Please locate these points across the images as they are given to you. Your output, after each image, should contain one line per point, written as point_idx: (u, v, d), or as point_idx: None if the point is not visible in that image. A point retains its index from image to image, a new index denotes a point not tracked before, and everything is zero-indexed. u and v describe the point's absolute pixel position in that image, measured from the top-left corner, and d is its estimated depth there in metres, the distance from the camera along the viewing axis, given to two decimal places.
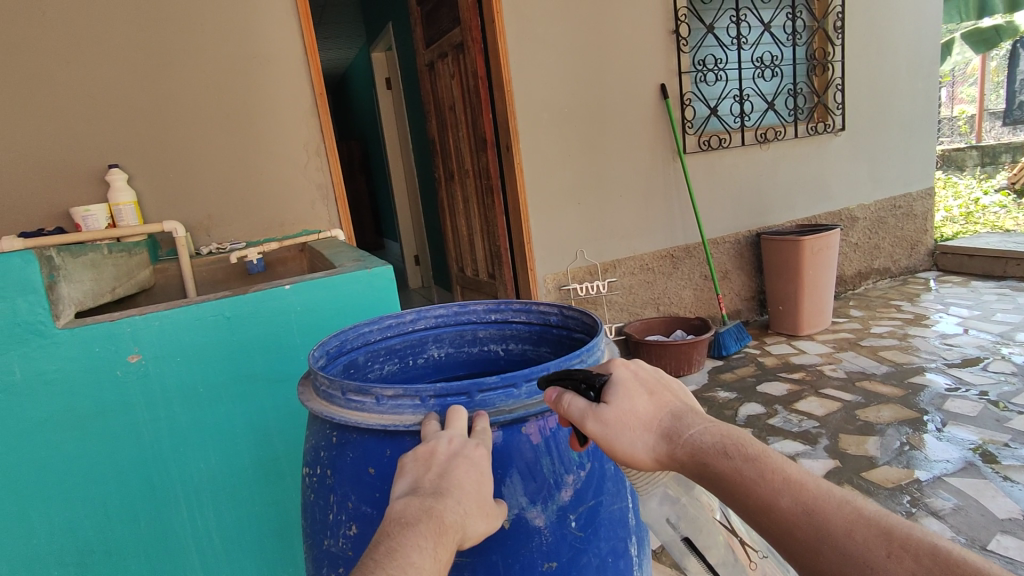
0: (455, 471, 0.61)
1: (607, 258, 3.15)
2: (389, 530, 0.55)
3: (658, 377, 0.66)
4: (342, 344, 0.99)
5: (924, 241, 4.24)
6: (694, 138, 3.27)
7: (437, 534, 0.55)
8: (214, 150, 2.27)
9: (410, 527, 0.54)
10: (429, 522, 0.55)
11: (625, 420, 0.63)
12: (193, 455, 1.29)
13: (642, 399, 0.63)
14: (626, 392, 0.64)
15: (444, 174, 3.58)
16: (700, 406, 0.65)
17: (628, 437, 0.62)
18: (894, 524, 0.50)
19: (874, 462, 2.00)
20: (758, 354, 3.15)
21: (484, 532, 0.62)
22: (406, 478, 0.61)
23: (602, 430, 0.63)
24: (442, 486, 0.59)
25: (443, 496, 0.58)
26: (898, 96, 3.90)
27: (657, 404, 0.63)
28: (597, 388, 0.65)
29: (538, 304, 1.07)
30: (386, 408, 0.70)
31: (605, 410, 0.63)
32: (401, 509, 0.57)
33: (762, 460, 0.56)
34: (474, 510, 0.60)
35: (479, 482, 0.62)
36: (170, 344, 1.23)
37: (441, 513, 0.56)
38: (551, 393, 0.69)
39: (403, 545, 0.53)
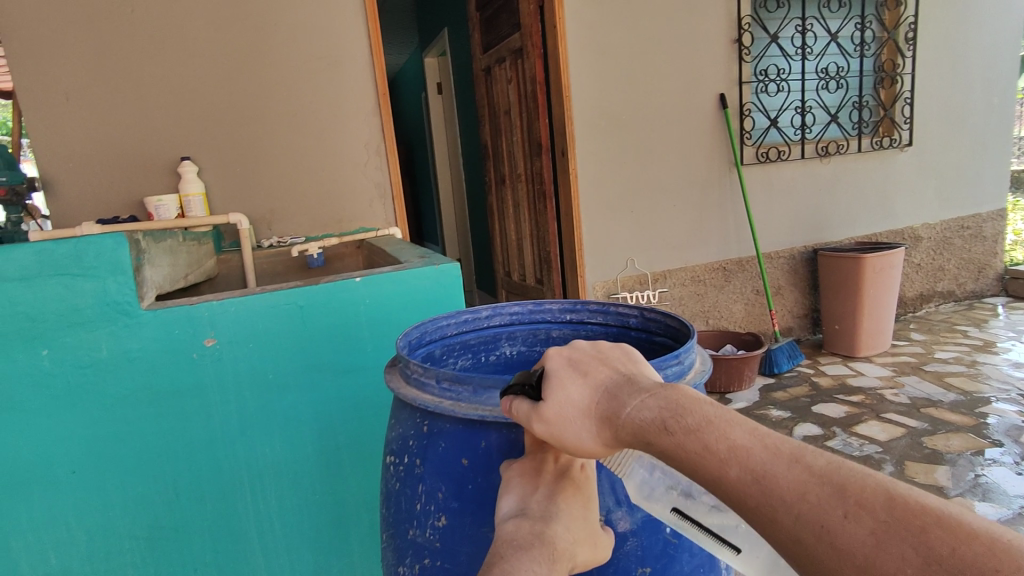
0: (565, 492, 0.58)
1: (658, 268, 3.10)
2: (502, 552, 0.53)
3: (594, 355, 0.56)
4: (422, 336, 0.99)
5: (992, 264, 4.04)
6: (752, 149, 3.20)
7: (552, 561, 0.53)
8: (279, 146, 2.32)
9: (524, 551, 0.52)
10: (542, 548, 0.53)
11: (564, 413, 0.53)
12: (258, 440, 1.30)
13: (574, 384, 0.53)
14: (558, 382, 0.54)
15: (495, 178, 3.60)
16: (647, 377, 0.53)
17: (573, 431, 0.52)
18: (847, 476, 0.40)
19: (944, 493, 1.90)
20: (812, 374, 3.04)
21: (588, 560, 0.59)
22: (512, 495, 0.59)
23: (548, 430, 0.54)
24: (553, 508, 0.56)
25: (552, 521, 0.55)
26: (971, 112, 3.74)
27: (592, 385, 0.53)
28: (533, 385, 0.56)
29: (617, 305, 1.05)
30: (483, 400, 0.68)
31: (542, 408, 0.54)
32: (513, 532, 0.54)
33: (705, 428, 0.45)
34: (582, 537, 0.58)
35: (588, 504, 0.60)
36: (244, 329, 1.25)
37: (553, 540, 0.54)
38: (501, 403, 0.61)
39: (519, 569, 0.51)
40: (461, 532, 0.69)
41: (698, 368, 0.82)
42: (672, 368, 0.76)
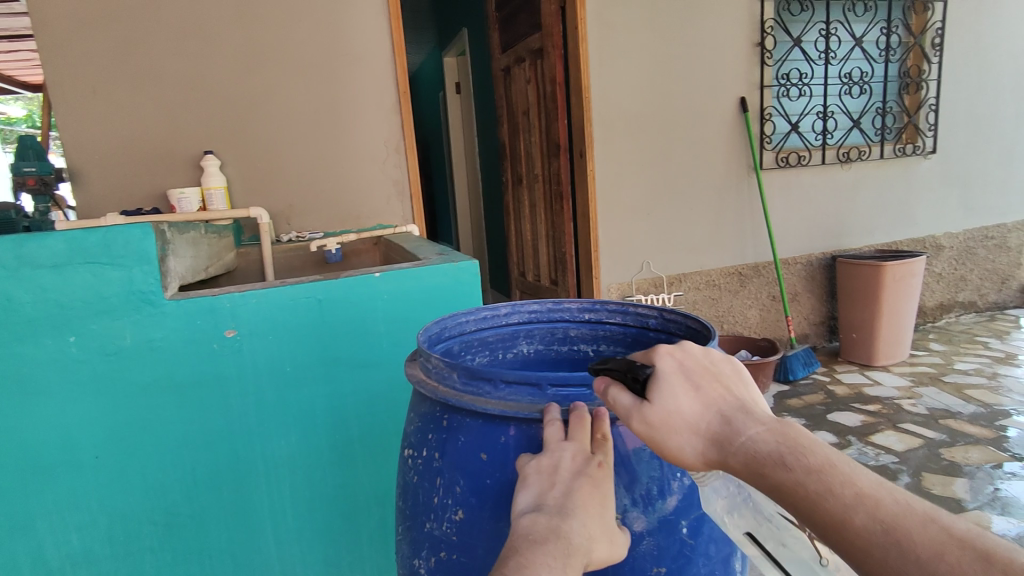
0: (579, 492, 0.58)
1: (673, 272, 3.08)
2: (517, 545, 0.53)
3: (709, 366, 0.55)
4: (441, 331, 1.00)
5: (1016, 275, 3.98)
6: (772, 154, 3.18)
7: (567, 556, 0.53)
8: (300, 142, 2.34)
9: (539, 545, 0.52)
10: (557, 542, 0.53)
11: (671, 422, 0.53)
12: (275, 431, 1.32)
13: (688, 395, 0.53)
14: (671, 387, 0.54)
15: (512, 178, 3.61)
16: (761, 404, 0.53)
17: (677, 440, 0.52)
18: (989, 543, 0.40)
19: (962, 505, 1.87)
20: (828, 382, 3.01)
21: (606, 558, 0.58)
22: (530, 490, 0.59)
23: (648, 433, 0.54)
24: (569, 505, 0.56)
25: (569, 516, 0.56)
26: (998, 120, 3.68)
27: (705, 402, 0.52)
28: (639, 381, 0.56)
29: (636, 305, 1.05)
30: (504, 395, 0.69)
31: (648, 410, 0.54)
32: (528, 525, 0.55)
33: (827, 471, 0.45)
34: (599, 534, 0.58)
35: (603, 502, 0.59)
36: (264, 322, 1.27)
37: (569, 535, 0.54)
38: (596, 384, 0.61)
39: (533, 562, 0.51)
40: (478, 526, 0.70)
41: None
42: None
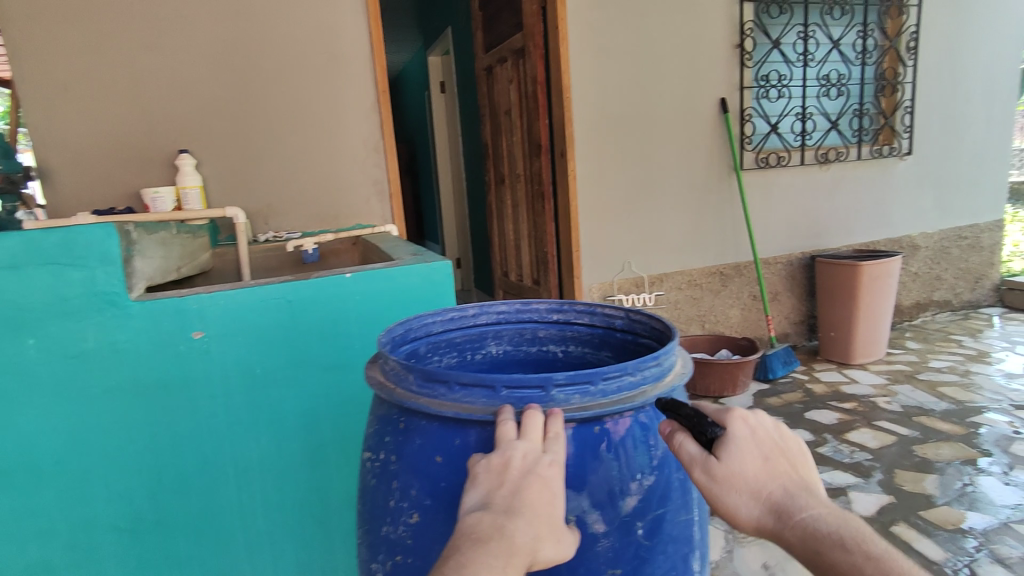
0: (528, 491, 0.59)
1: (654, 271, 3.09)
2: (460, 544, 0.54)
3: (781, 442, 0.61)
4: (406, 332, 1.00)
5: (990, 274, 4.06)
6: (752, 154, 3.20)
7: (508, 556, 0.53)
8: (278, 141, 2.33)
9: (481, 543, 0.53)
10: (500, 541, 0.54)
11: (735, 481, 0.59)
12: (244, 434, 1.31)
13: (757, 463, 0.59)
14: (742, 451, 0.60)
15: (494, 177, 3.60)
16: (820, 485, 0.59)
17: (736, 500, 0.59)
18: None
19: (932, 501, 1.91)
20: (807, 380, 3.04)
21: (552, 558, 0.59)
22: (478, 489, 0.60)
23: (708, 485, 0.61)
24: (516, 505, 0.57)
25: (514, 515, 0.56)
26: (972, 121, 3.74)
27: (771, 473, 0.59)
28: (709, 436, 0.62)
29: (603, 306, 1.06)
30: (459, 397, 0.70)
31: (715, 465, 0.60)
32: (474, 523, 0.55)
33: (885, 559, 0.52)
34: (545, 533, 0.58)
35: (551, 502, 0.60)
36: (233, 323, 1.26)
37: (513, 534, 0.55)
38: (664, 426, 0.67)
39: (473, 562, 0.52)
40: (433, 528, 0.71)
41: (679, 370, 0.82)
42: (650, 369, 0.76)
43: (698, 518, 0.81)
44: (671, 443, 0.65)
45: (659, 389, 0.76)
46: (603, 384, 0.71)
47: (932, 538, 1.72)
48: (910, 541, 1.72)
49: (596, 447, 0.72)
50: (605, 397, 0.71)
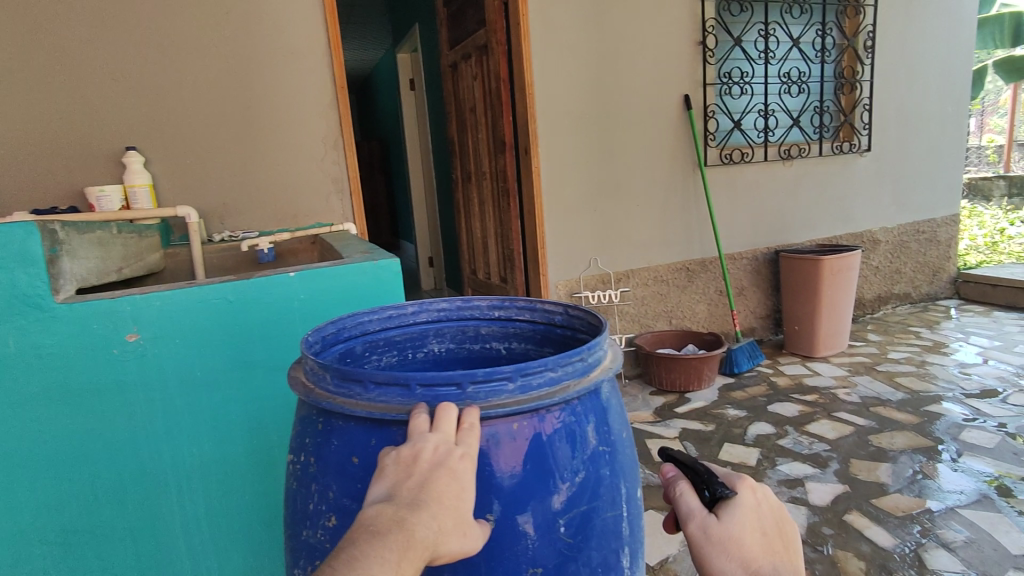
0: (435, 483, 0.57)
1: (621, 268, 3.09)
2: (356, 538, 0.51)
3: (776, 518, 0.70)
4: (339, 332, 0.98)
5: (946, 268, 4.19)
6: (716, 150, 3.22)
7: (405, 549, 0.51)
8: (232, 137, 2.27)
9: (379, 537, 0.51)
10: (398, 534, 0.52)
11: (727, 544, 0.68)
12: (184, 439, 1.28)
13: (752, 535, 0.68)
14: (741, 519, 0.68)
15: (461, 175, 3.58)
16: (796, 563, 0.69)
17: (724, 561, 0.67)
18: None
19: (884, 489, 1.96)
20: (771, 373, 3.08)
21: (457, 552, 0.57)
22: (384, 483, 0.58)
23: (702, 540, 0.69)
24: (422, 498, 0.56)
25: (418, 508, 0.54)
26: (928, 118, 3.84)
27: (762, 546, 0.68)
28: (716, 499, 0.69)
29: (543, 302, 1.05)
30: (374, 396, 0.68)
31: (713, 526, 0.68)
32: (373, 516, 0.53)
33: None
34: (451, 527, 0.57)
35: (460, 496, 0.59)
36: (170, 325, 1.23)
37: (413, 527, 0.53)
38: (671, 473, 0.74)
39: (366, 555, 0.49)
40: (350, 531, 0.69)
41: (605, 365, 0.81)
42: (572, 364, 0.75)
43: (626, 514, 0.80)
44: (675, 491, 0.73)
45: (580, 384, 0.75)
46: (521, 380, 0.70)
47: (883, 525, 1.77)
48: (862, 529, 1.75)
49: (515, 443, 0.71)
50: (523, 392, 0.70)
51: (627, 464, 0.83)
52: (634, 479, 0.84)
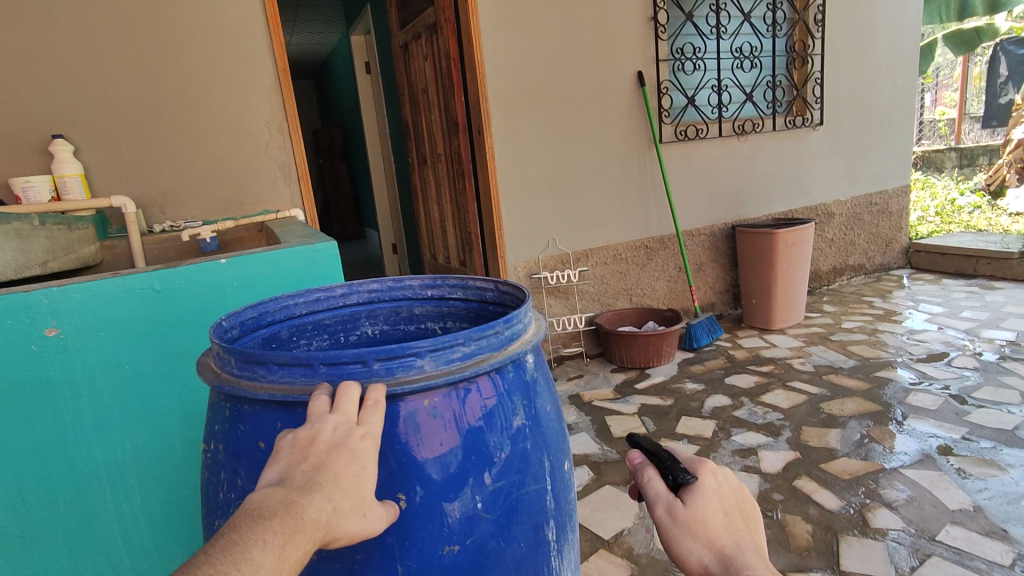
0: (332, 464, 0.56)
1: (579, 247, 3.09)
2: (238, 521, 0.49)
3: (740, 501, 0.68)
4: (261, 316, 0.95)
5: (898, 238, 4.31)
6: (670, 127, 3.23)
7: (291, 532, 0.49)
8: (169, 123, 2.18)
9: (261, 520, 0.48)
10: (284, 517, 0.49)
11: (693, 527, 0.64)
12: (117, 435, 1.23)
13: (716, 517, 0.65)
14: (706, 501, 0.66)
15: (417, 158, 3.52)
16: (763, 545, 0.66)
17: (689, 545, 0.64)
18: None
19: (833, 454, 2.01)
20: (729, 347, 3.13)
21: (355, 533, 0.56)
22: (278, 467, 0.56)
23: (667, 524, 0.66)
24: (316, 479, 0.54)
25: (311, 491, 0.52)
26: (878, 91, 3.91)
27: (729, 527, 0.65)
28: (680, 482, 0.67)
29: (475, 279, 1.03)
30: (278, 377, 0.67)
31: (679, 509, 0.65)
32: (260, 500, 0.50)
33: None
34: (348, 508, 0.55)
35: (359, 476, 0.57)
36: (93, 317, 1.18)
37: (302, 510, 0.51)
38: (637, 459, 0.71)
39: (245, 539, 0.47)
40: None
41: (525, 339, 0.80)
42: (488, 338, 0.73)
43: (550, 488, 0.80)
44: (641, 478, 0.70)
45: (496, 358, 0.74)
46: (433, 356, 0.68)
47: (830, 489, 1.82)
48: (809, 493, 1.80)
49: (428, 421, 0.70)
50: (436, 368, 0.68)
51: (552, 438, 0.83)
52: (560, 451, 0.84)
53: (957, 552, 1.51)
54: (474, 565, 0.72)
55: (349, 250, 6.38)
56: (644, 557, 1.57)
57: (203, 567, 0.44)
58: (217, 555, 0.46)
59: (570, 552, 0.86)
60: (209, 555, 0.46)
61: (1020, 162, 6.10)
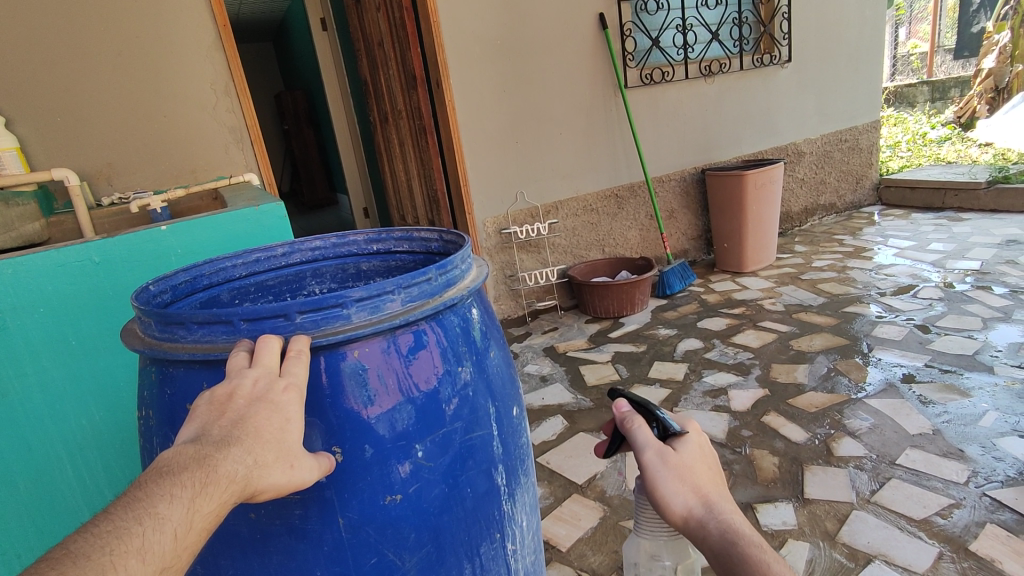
0: (252, 418, 0.54)
1: (548, 200, 3.05)
2: (147, 479, 0.48)
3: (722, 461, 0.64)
4: (197, 279, 0.91)
5: (869, 174, 4.32)
6: (635, 71, 3.15)
7: (202, 485, 0.48)
8: (105, 89, 2.06)
9: (170, 475, 0.47)
10: (196, 471, 0.48)
11: (681, 471, 0.60)
12: (70, 412, 1.20)
13: (704, 468, 0.61)
14: (693, 453, 0.62)
15: (379, 116, 3.42)
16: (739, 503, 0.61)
17: (675, 488, 0.58)
18: None
19: (801, 388, 2.05)
20: (702, 291, 3.14)
21: (282, 485, 0.55)
22: (195, 424, 0.54)
23: (655, 467, 0.60)
24: (233, 434, 0.52)
25: (228, 445, 0.51)
26: (847, 25, 3.85)
27: (712, 478, 0.60)
28: (668, 431, 0.64)
29: (419, 231, 1.00)
30: (200, 337, 0.66)
31: (670, 454, 0.61)
32: (170, 456, 0.49)
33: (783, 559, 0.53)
34: (271, 460, 0.54)
35: (283, 428, 0.56)
36: (29, 293, 1.12)
37: (216, 464, 0.50)
38: (625, 406, 0.67)
39: (151, 495, 0.46)
40: None
41: (462, 285, 0.78)
42: (418, 284, 0.71)
43: (497, 433, 0.80)
44: (627, 424, 0.65)
45: (429, 305, 0.72)
46: (359, 305, 0.66)
47: (798, 422, 1.86)
48: (777, 428, 1.84)
49: (360, 372, 0.68)
50: (362, 317, 0.66)
51: (497, 384, 0.82)
52: (506, 398, 0.83)
53: (916, 473, 1.56)
54: (418, 513, 0.71)
55: (321, 218, 6.23)
56: (616, 498, 1.60)
57: (103, 524, 0.44)
58: (118, 512, 0.45)
59: (522, 496, 0.86)
60: (110, 513, 0.45)
61: (990, 93, 6.13)
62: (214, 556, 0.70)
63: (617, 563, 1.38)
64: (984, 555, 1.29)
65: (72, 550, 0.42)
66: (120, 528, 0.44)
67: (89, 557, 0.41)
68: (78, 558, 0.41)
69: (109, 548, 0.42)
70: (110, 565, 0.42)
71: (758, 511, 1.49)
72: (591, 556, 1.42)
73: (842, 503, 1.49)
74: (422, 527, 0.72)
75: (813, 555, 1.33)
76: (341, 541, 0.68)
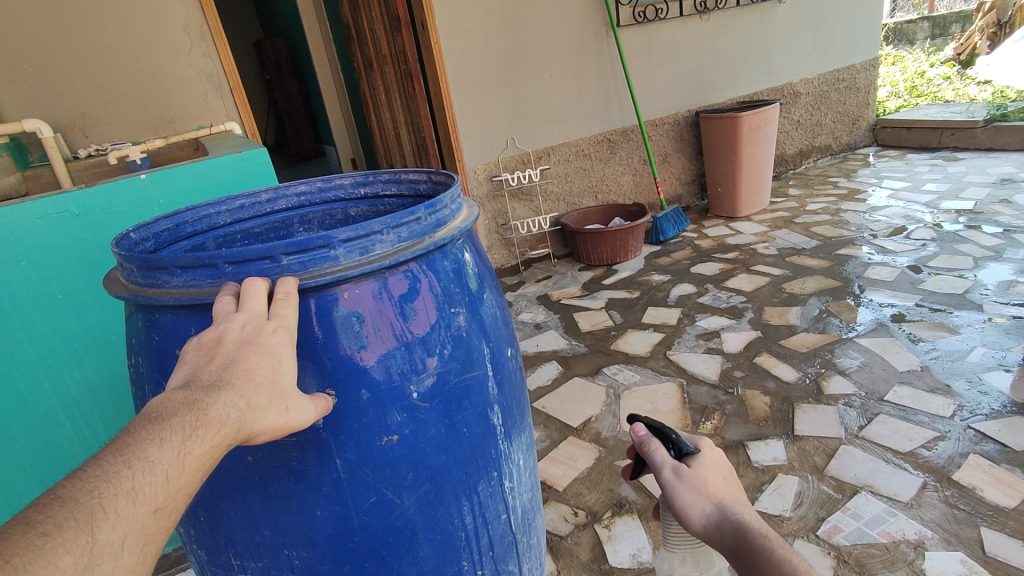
0: (242, 361, 0.54)
1: (539, 146, 2.98)
2: (135, 424, 0.47)
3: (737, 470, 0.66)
4: (179, 228, 0.88)
5: (865, 115, 4.25)
6: (628, 9, 3.02)
7: (194, 429, 0.47)
8: (72, 35, 1.95)
9: (159, 421, 0.46)
10: (186, 415, 0.47)
11: (696, 483, 0.63)
12: (63, 367, 1.19)
13: (719, 480, 0.64)
14: (708, 466, 0.65)
15: (363, 62, 3.30)
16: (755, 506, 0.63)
17: (691, 499, 0.62)
18: None
19: (793, 330, 2.07)
20: (696, 237, 3.13)
21: (279, 428, 0.54)
22: (185, 369, 0.53)
23: (673, 483, 0.64)
24: (223, 378, 0.51)
25: (217, 390, 0.50)
26: None
27: (726, 487, 0.63)
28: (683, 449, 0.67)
29: (407, 173, 0.98)
30: (183, 282, 0.64)
31: (685, 469, 0.64)
32: (159, 402, 0.48)
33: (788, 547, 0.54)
34: (264, 403, 0.53)
35: (274, 369, 0.55)
36: (12, 247, 1.09)
37: (207, 408, 0.49)
38: (641, 431, 0.71)
39: (140, 439, 0.45)
40: None
41: (453, 227, 0.76)
42: (407, 223, 0.69)
43: (492, 375, 0.79)
44: (645, 446, 0.69)
45: (419, 245, 0.70)
46: (348, 245, 0.64)
47: (790, 363, 1.88)
48: (769, 368, 1.87)
49: (350, 313, 0.67)
50: (352, 258, 0.65)
51: (490, 326, 0.81)
52: (500, 339, 0.83)
53: (903, 409, 1.59)
54: (415, 453, 0.71)
55: (309, 171, 6.09)
56: (610, 440, 1.62)
57: (92, 469, 0.43)
58: (108, 457, 0.44)
59: (518, 437, 0.87)
60: (99, 458, 0.44)
61: (992, 27, 5.97)
62: (214, 498, 0.71)
63: (613, 500, 1.42)
64: (966, 483, 1.33)
65: (60, 494, 0.42)
66: (109, 472, 0.43)
67: (78, 501, 0.41)
68: (67, 503, 0.41)
69: (97, 491, 0.42)
70: (99, 507, 0.41)
71: (749, 448, 1.53)
72: (588, 495, 1.45)
73: (831, 438, 1.52)
74: (420, 467, 0.72)
75: (801, 488, 1.37)
76: (340, 480, 0.69)
